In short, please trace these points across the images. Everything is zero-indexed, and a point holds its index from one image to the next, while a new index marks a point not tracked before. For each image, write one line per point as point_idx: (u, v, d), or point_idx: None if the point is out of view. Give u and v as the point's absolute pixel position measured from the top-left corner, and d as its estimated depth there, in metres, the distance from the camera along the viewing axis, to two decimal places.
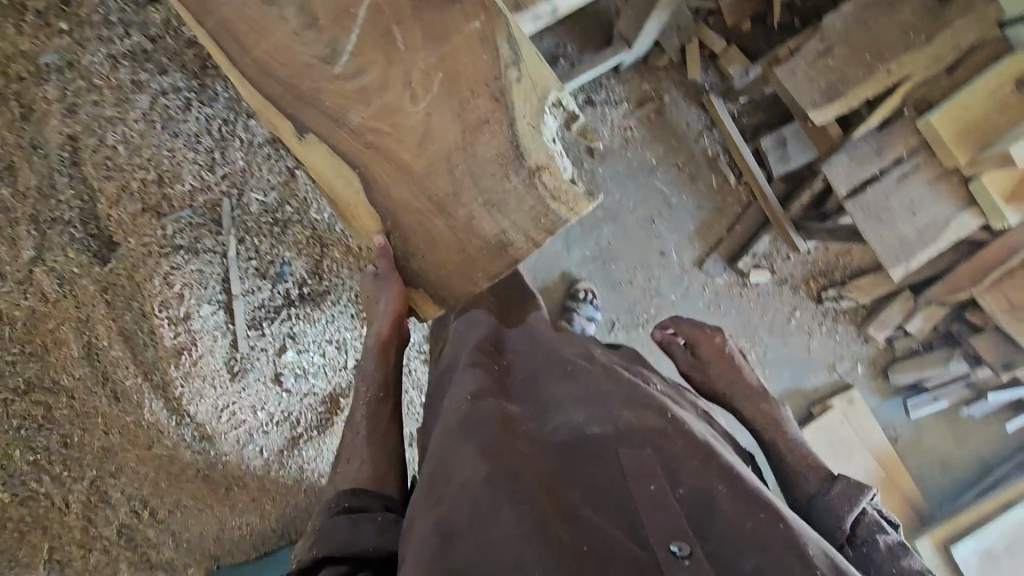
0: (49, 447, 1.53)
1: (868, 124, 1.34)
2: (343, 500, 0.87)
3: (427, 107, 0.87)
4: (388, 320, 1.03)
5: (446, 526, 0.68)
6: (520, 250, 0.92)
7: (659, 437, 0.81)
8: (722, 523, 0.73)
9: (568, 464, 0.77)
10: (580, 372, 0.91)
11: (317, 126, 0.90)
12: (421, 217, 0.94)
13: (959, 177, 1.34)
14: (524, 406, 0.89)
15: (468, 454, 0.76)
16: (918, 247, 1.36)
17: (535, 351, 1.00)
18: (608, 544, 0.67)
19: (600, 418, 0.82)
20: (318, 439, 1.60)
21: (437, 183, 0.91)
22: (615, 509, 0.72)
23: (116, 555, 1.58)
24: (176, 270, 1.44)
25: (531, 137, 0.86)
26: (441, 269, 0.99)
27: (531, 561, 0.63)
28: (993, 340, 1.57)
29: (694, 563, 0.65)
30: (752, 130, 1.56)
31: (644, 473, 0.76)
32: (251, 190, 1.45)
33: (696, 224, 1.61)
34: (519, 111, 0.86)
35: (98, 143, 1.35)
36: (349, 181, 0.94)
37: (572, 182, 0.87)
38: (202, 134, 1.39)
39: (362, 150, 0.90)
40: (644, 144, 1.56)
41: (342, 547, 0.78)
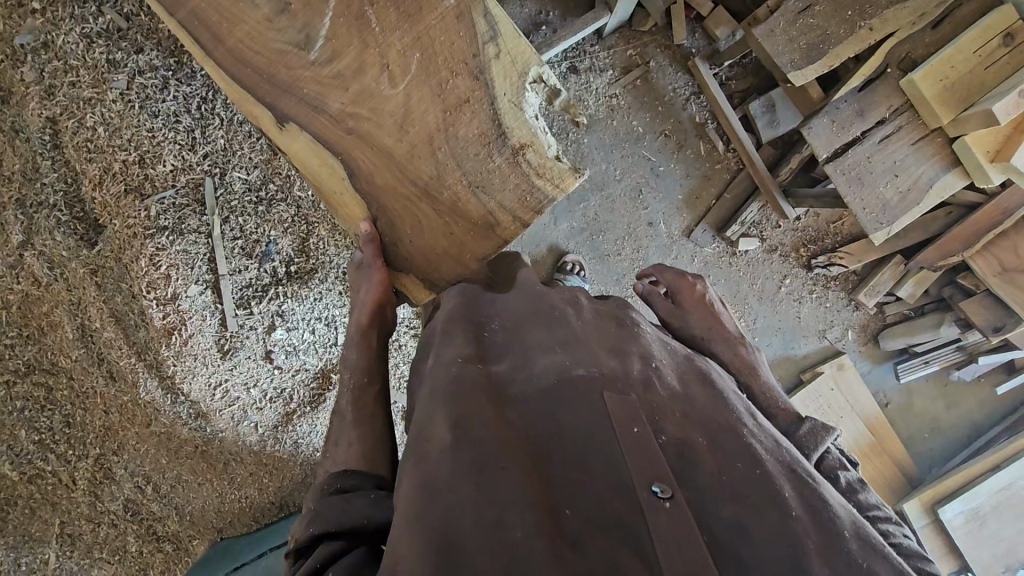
0: (52, 427, 1.60)
1: (848, 85, 1.30)
2: (335, 481, 0.74)
3: (406, 89, 0.83)
4: (368, 307, 0.92)
5: (430, 484, 0.57)
6: (508, 231, 0.86)
7: (641, 385, 0.67)
8: (705, 475, 0.58)
9: (551, 414, 0.63)
10: (566, 318, 0.77)
11: (297, 114, 0.86)
12: (406, 201, 0.87)
13: (944, 138, 1.31)
14: (505, 358, 0.72)
15: (440, 409, 0.64)
16: (899, 212, 1.34)
17: (521, 294, 0.83)
18: (592, 504, 0.54)
19: (587, 360, 0.69)
20: (312, 415, 1.64)
21: (420, 167, 0.85)
22: (597, 468, 0.57)
23: (124, 528, 1.66)
24: (162, 251, 1.40)
25: (513, 114, 0.82)
26: (431, 258, 0.91)
27: (517, 527, 0.51)
28: (982, 303, 1.55)
29: (676, 507, 0.52)
30: (740, 96, 1.53)
31: (626, 415, 0.61)
32: (233, 169, 1.43)
33: (683, 193, 1.59)
34: (500, 89, 0.82)
35: (78, 126, 1.33)
36: (332, 172, 0.89)
37: (558, 159, 0.83)
38: (182, 112, 1.36)
39: (343, 137, 0.86)
40: (629, 112, 1.53)
41: (337, 523, 0.67)
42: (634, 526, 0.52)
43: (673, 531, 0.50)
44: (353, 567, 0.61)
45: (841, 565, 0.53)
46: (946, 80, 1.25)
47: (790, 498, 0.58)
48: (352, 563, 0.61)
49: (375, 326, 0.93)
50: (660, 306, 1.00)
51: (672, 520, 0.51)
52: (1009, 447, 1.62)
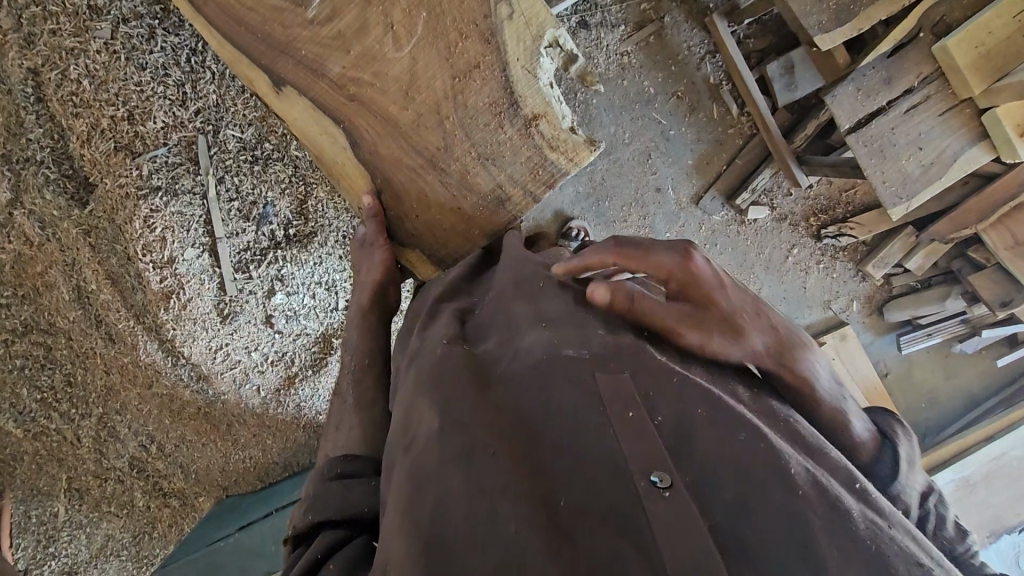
0: (54, 386, 1.60)
1: (879, 51, 1.26)
2: (335, 466, 0.74)
3: (412, 52, 0.78)
4: (367, 292, 0.92)
5: (418, 473, 0.55)
6: (518, 206, 0.83)
7: (629, 353, 0.62)
8: (704, 450, 0.53)
9: (539, 394, 0.59)
10: (550, 287, 0.75)
11: (295, 77, 0.81)
12: (413, 173, 0.84)
13: (973, 110, 1.26)
14: (490, 335, 0.72)
15: (425, 394, 0.62)
16: (921, 186, 1.30)
17: (508, 262, 0.82)
18: (591, 491, 0.50)
19: (575, 338, 0.65)
20: (314, 378, 1.64)
21: (426, 137, 0.81)
22: (592, 450, 0.53)
23: (131, 483, 1.71)
24: (157, 213, 1.36)
25: (526, 83, 0.78)
26: (439, 234, 0.88)
27: (512, 512, 0.48)
28: (994, 278, 1.54)
29: (676, 496, 0.49)
30: (757, 56, 1.46)
31: (618, 397, 0.57)
32: (227, 127, 1.37)
33: (694, 158, 1.54)
34: (512, 53, 0.77)
35: (61, 78, 1.24)
36: (332, 139, 0.85)
37: (573, 131, 0.79)
38: (171, 65, 1.28)
39: (345, 104, 0.82)
40: (642, 72, 1.46)
41: (336, 513, 0.66)
42: (634, 514, 0.48)
43: (675, 522, 0.47)
44: (352, 560, 0.60)
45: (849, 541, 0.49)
46: (982, 47, 1.20)
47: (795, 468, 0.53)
48: (351, 555, 0.60)
49: (375, 308, 0.93)
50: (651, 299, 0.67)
51: (673, 510, 0.48)
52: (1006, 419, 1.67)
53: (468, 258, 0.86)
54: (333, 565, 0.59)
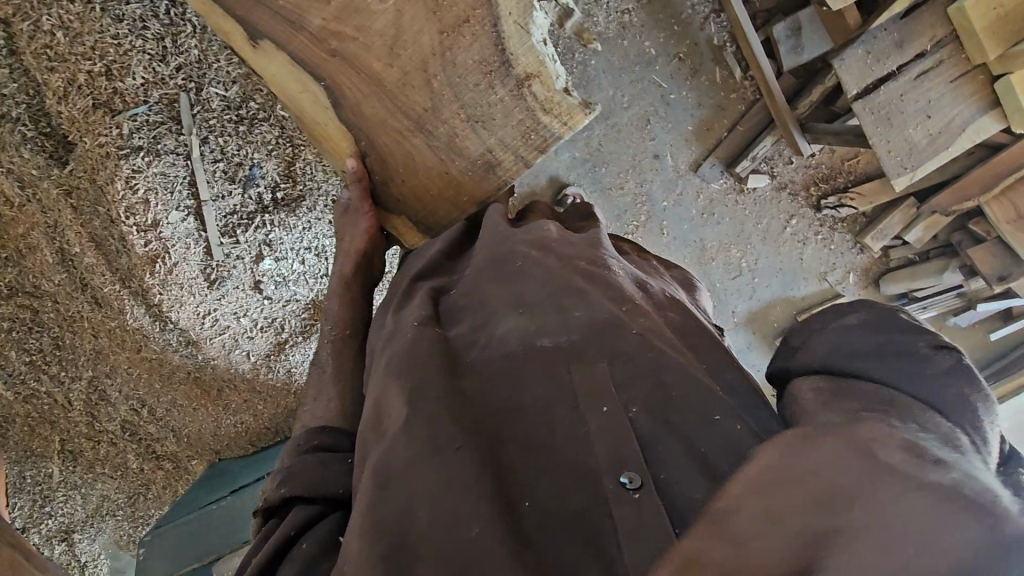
0: (42, 349, 1.58)
1: (891, 11, 1.21)
2: (314, 437, 0.72)
3: (397, 4, 0.74)
4: (351, 258, 0.90)
5: (384, 470, 0.55)
6: (508, 171, 0.80)
7: (609, 332, 0.63)
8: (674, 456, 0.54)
9: (510, 386, 0.61)
10: (530, 268, 0.72)
11: (273, 30, 0.78)
12: (397, 136, 0.81)
13: (987, 75, 1.22)
14: (462, 319, 0.70)
15: (395, 383, 0.61)
16: (927, 155, 1.28)
17: (487, 239, 0.79)
18: (557, 497, 0.53)
19: (555, 325, 0.65)
20: (305, 344, 1.63)
21: (412, 97, 0.78)
22: (559, 453, 0.55)
23: (124, 446, 1.72)
24: (138, 174, 1.31)
25: (519, 39, 0.73)
26: (426, 199, 0.86)
27: (473, 523, 0.50)
28: (993, 252, 1.52)
29: (644, 498, 0.51)
30: (764, 16, 1.40)
31: (595, 391, 0.59)
32: (210, 84, 1.31)
33: (694, 124, 1.50)
34: (503, 6, 0.72)
35: (34, 29, 1.18)
36: (315, 100, 0.82)
37: (567, 93, 0.75)
38: (148, 17, 1.21)
39: (326, 60, 0.78)
40: (642, 31, 1.40)
41: (309, 488, 0.65)
42: (598, 519, 0.51)
43: (642, 525, 0.50)
44: (328, 538, 0.61)
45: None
46: (999, 9, 1.17)
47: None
48: (325, 533, 0.61)
49: (358, 278, 0.91)
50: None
51: (638, 513, 0.50)
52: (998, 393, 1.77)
53: (449, 233, 0.84)
54: (307, 546, 0.60)
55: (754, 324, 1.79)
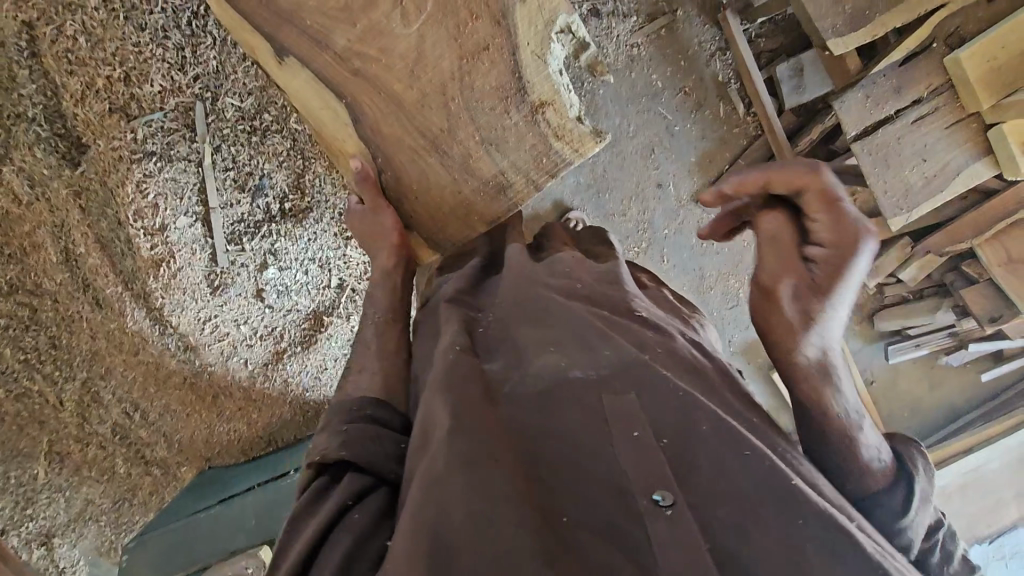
0: (38, 347, 1.55)
1: (889, 58, 1.27)
2: (368, 406, 0.75)
3: (421, 30, 0.78)
4: (393, 254, 0.92)
5: (427, 473, 0.56)
6: (519, 194, 0.84)
7: (636, 369, 0.66)
8: (710, 476, 0.57)
9: (544, 414, 0.62)
10: (556, 310, 0.75)
11: (298, 47, 0.80)
12: (414, 153, 0.84)
13: (979, 124, 1.27)
14: (498, 355, 0.72)
15: (439, 396, 0.63)
16: (922, 198, 1.31)
17: (513, 282, 0.83)
18: (589, 506, 0.55)
19: (583, 359, 0.67)
20: (302, 355, 1.63)
21: (431, 119, 0.82)
22: (592, 473, 0.57)
23: (113, 450, 1.69)
24: (150, 178, 1.33)
25: (535, 69, 0.77)
26: (439, 217, 0.90)
27: (512, 523, 0.51)
28: (984, 293, 1.57)
29: (677, 514, 0.53)
30: (768, 56, 1.46)
31: (624, 417, 0.61)
32: (226, 95, 1.34)
33: (696, 156, 1.53)
34: (523, 37, 0.76)
35: (57, 34, 1.20)
36: (337, 117, 0.85)
37: (579, 121, 0.79)
38: (171, 28, 1.25)
39: (348, 78, 0.81)
40: (650, 64, 1.44)
41: (365, 460, 0.67)
42: (631, 529, 0.53)
43: (674, 539, 0.52)
44: (379, 512, 0.62)
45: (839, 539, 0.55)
46: (993, 62, 1.21)
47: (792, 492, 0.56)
48: (378, 507, 0.63)
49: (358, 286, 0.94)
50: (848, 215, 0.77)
51: (673, 528, 0.52)
52: (999, 425, 1.75)
53: (466, 271, 0.90)
54: (361, 515, 0.61)
55: (750, 355, 1.83)
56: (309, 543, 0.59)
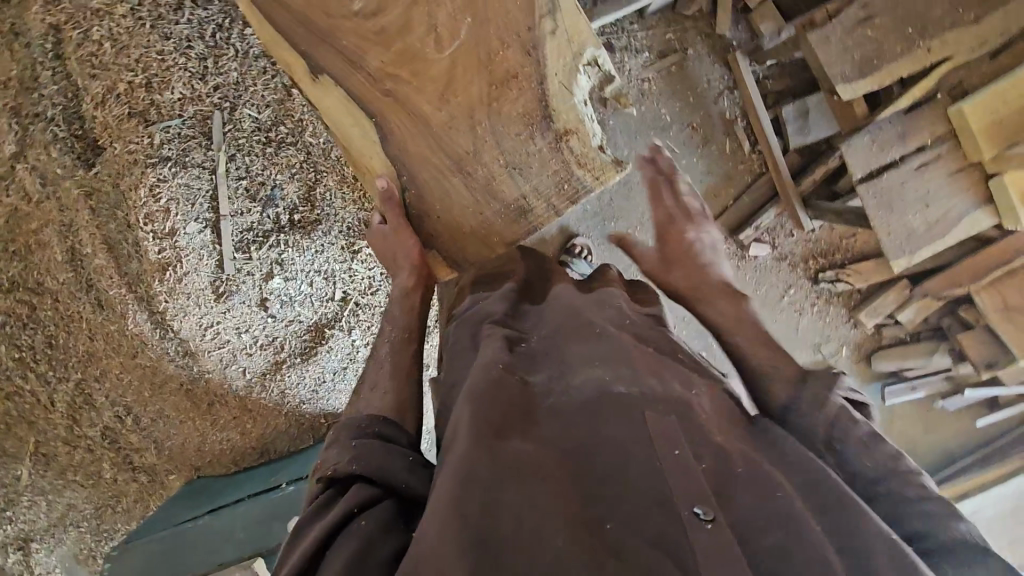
0: (34, 346, 1.49)
1: (895, 105, 1.31)
2: (375, 424, 0.75)
3: (453, 56, 0.88)
4: (416, 273, 0.97)
5: (466, 475, 0.57)
6: (539, 218, 0.93)
7: (680, 399, 0.66)
8: (748, 502, 0.57)
9: (587, 426, 0.62)
10: (602, 333, 0.75)
11: (332, 64, 0.90)
12: (439, 173, 0.93)
13: (981, 174, 1.30)
14: (542, 367, 0.72)
15: (479, 403, 0.64)
16: (925, 242, 1.36)
17: (557, 312, 0.81)
18: (633, 516, 0.54)
19: (628, 376, 0.67)
20: (301, 366, 1.62)
21: (457, 140, 0.91)
22: (634, 484, 0.56)
23: (101, 454, 1.64)
24: (163, 183, 1.36)
25: (563, 98, 0.88)
26: (459, 239, 0.96)
27: (553, 540, 0.52)
28: (980, 338, 1.58)
29: (718, 528, 0.53)
30: (774, 96, 1.50)
31: (666, 434, 0.60)
32: (244, 106, 1.37)
33: (703, 190, 1.56)
34: (552, 69, 0.87)
35: (83, 38, 1.23)
36: (363, 134, 0.92)
37: (601, 150, 0.89)
38: (195, 38, 1.28)
39: (380, 98, 0.90)
40: (660, 98, 1.49)
41: (376, 470, 0.68)
42: (675, 538, 0.52)
43: (714, 549, 0.51)
44: (386, 521, 0.63)
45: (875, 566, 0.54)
46: (995, 115, 1.24)
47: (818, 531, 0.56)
48: (384, 516, 0.64)
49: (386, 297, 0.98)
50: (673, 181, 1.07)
51: (712, 540, 0.52)
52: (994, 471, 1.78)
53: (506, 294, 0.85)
54: (366, 522, 0.62)
55: None
56: (315, 546, 0.60)
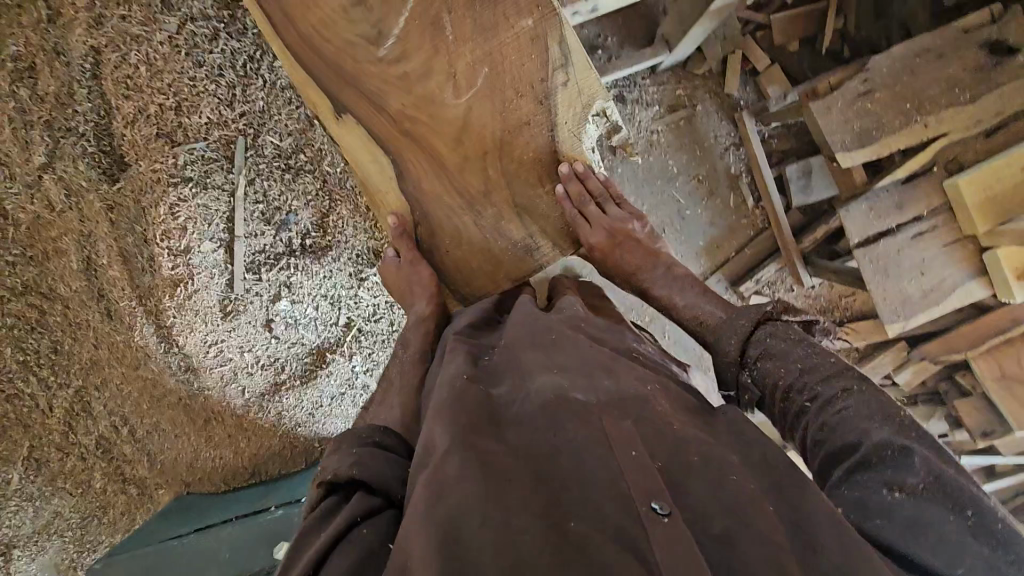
0: (38, 350, 1.56)
1: (894, 175, 1.35)
2: (375, 434, 0.79)
3: (469, 102, 0.95)
4: (431, 302, 1.05)
5: (438, 483, 0.59)
6: (546, 256, 1.06)
7: (634, 403, 0.70)
8: (699, 497, 0.59)
9: (548, 430, 0.65)
10: (562, 339, 0.83)
11: (356, 107, 0.96)
12: (453, 212, 1.03)
13: (974, 247, 1.34)
14: (502, 382, 0.76)
15: (444, 419, 0.67)
16: (919, 309, 1.37)
17: (516, 322, 0.90)
18: (596, 516, 0.56)
19: (583, 385, 0.72)
20: (300, 389, 1.64)
21: (468, 180, 1.01)
22: (596, 480, 0.59)
23: (93, 463, 1.67)
24: (183, 203, 1.39)
25: (570, 137, 1.00)
26: (465, 269, 1.07)
27: (522, 539, 0.53)
28: (978, 406, 1.59)
29: (675, 521, 0.55)
30: (779, 155, 1.55)
31: (623, 438, 0.64)
32: (267, 133, 1.42)
33: (706, 240, 1.59)
34: (562, 117, 0.97)
35: (120, 60, 1.29)
36: (384, 173, 1.01)
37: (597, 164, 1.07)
38: (227, 66, 1.34)
39: (399, 139, 0.98)
40: (667, 151, 1.54)
41: (376, 478, 0.71)
42: (635, 534, 0.54)
43: (671, 540, 0.53)
44: (386, 531, 0.65)
45: (823, 544, 0.56)
46: (991, 190, 1.27)
47: (770, 517, 0.58)
48: (385, 527, 0.65)
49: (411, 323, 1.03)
50: (592, 190, 1.05)
51: (669, 532, 0.53)
52: None
53: (479, 309, 1.01)
54: (366, 531, 0.64)
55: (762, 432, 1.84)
56: (320, 554, 0.61)
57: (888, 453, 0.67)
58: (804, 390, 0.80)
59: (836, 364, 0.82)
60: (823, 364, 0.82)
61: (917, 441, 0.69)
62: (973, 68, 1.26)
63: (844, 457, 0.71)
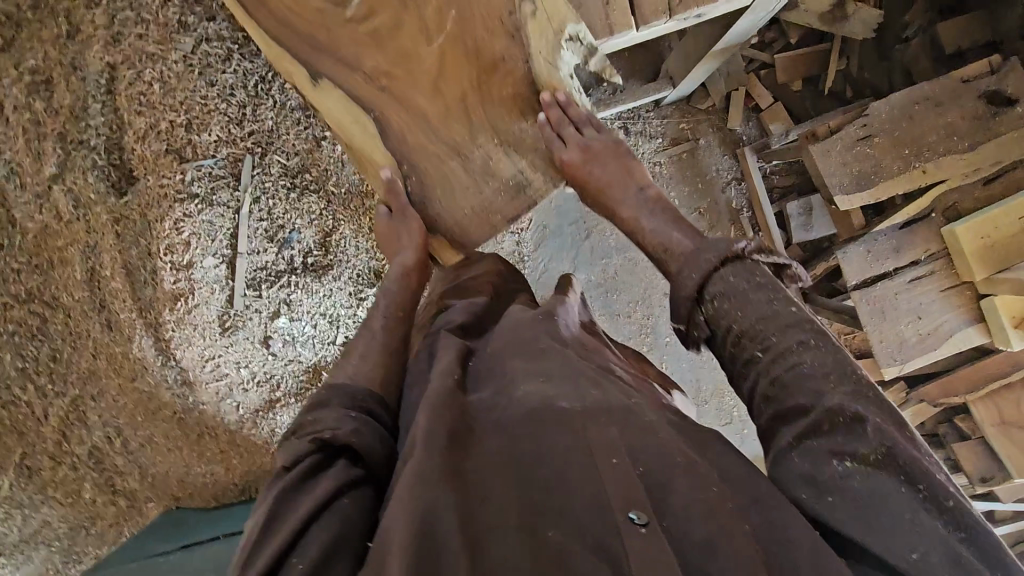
0: (38, 357, 1.53)
1: (892, 219, 1.37)
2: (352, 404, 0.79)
3: (440, 48, 1.00)
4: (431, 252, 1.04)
5: (419, 473, 0.60)
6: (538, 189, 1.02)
7: (619, 412, 0.70)
8: (679, 506, 0.60)
9: (531, 437, 0.66)
10: (551, 350, 0.80)
11: (334, 71, 1.02)
12: (437, 157, 1.02)
13: (972, 293, 1.31)
14: (488, 385, 0.77)
15: (428, 414, 0.68)
16: (916, 353, 1.33)
17: (505, 327, 0.89)
18: (576, 526, 0.57)
19: (570, 393, 0.71)
20: (293, 407, 1.63)
21: (451, 128, 1.01)
22: (578, 490, 0.60)
23: (83, 473, 1.64)
24: (188, 218, 1.41)
25: (547, 71, 0.99)
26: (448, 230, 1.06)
27: (499, 544, 0.55)
28: (976, 450, 1.58)
29: (652, 531, 0.56)
30: (779, 191, 1.60)
31: (605, 447, 0.64)
32: (274, 151, 1.46)
33: None
34: (535, 46, 0.98)
35: (135, 78, 1.33)
36: (361, 127, 1.03)
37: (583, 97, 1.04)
38: (237, 87, 1.38)
39: (376, 94, 1.02)
40: (670, 181, 1.56)
41: (363, 447, 0.71)
42: (613, 547, 0.55)
43: (649, 551, 0.54)
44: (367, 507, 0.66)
45: (798, 561, 0.57)
46: (989, 238, 1.27)
47: (745, 531, 0.59)
48: (365, 503, 0.66)
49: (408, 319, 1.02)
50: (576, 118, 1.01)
51: (648, 544, 0.55)
52: None
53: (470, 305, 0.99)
54: (351, 502, 0.65)
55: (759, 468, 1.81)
56: (303, 521, 0.61)
57: (841, 422, 0.68)
58: (757, 338, 0.79)
59: (795, 316, 0.79)
60: (783, 313, 0.79)
61: (869, 407, 0.69)
62: (971, 117, 1.28)
63: (796, 417, 0.71)
